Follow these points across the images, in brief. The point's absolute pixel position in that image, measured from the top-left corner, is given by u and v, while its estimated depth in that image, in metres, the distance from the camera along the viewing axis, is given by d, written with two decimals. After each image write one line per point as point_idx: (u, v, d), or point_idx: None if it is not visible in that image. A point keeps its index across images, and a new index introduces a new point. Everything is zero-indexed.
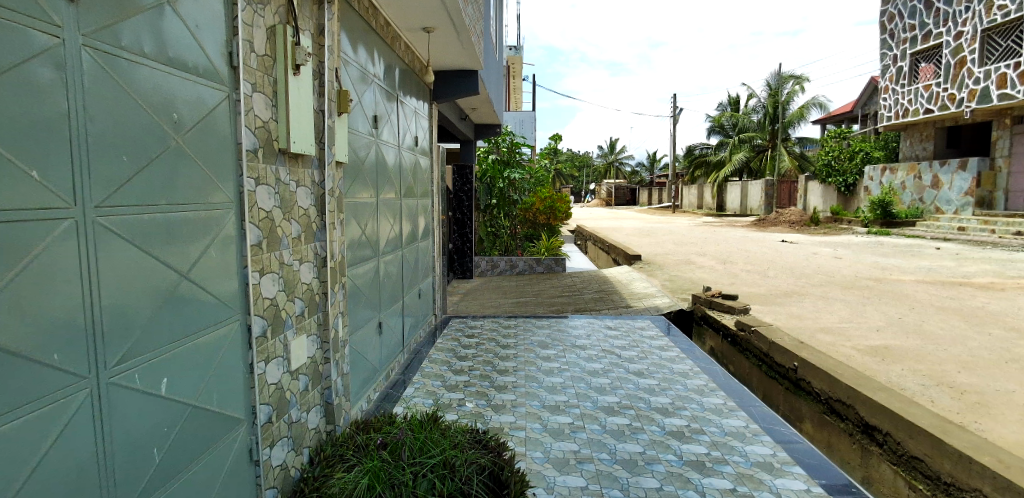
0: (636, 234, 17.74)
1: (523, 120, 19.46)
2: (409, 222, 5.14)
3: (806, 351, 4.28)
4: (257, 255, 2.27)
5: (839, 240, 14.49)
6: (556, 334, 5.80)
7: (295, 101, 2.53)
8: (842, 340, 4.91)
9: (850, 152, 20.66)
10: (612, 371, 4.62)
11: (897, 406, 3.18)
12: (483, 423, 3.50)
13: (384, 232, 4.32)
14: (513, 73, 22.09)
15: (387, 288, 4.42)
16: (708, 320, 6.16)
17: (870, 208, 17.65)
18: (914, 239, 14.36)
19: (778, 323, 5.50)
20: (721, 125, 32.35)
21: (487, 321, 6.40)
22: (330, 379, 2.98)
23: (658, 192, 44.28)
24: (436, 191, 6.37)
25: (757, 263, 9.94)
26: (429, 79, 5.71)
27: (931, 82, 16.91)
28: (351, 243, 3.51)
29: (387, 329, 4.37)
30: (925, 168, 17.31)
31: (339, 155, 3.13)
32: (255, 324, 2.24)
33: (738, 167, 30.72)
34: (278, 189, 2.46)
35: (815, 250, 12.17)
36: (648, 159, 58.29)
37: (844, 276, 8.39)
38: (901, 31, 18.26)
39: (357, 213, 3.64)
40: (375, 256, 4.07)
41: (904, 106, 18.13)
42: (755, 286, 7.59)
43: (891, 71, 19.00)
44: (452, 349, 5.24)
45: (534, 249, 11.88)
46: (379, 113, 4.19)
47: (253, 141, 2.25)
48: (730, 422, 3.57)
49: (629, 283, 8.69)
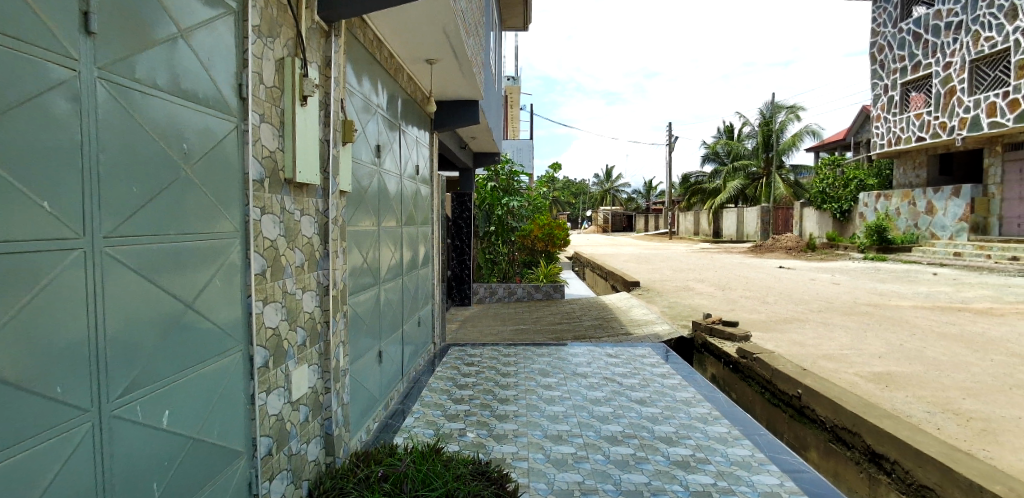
0: (634, 261, 17.78)
1: (521, 148, 19.69)
2: (409, 250, 5.16)
3: (809, 378, 4.25)
4: (260, 283, 2.27)
5: (836, 265, 14.53)
6: (556, 361, 5.75)
7: (301, 131, 2.57)
8: (844, 366, 4.89)
9: (844, 179, 20.89)
10: (614, 399, 4.57)
11: (904, 434, 3.15)
12: (485, 453, 3.45)
13: (385, 260, 4.33)
14: (511, 103, 22.46)
15: (387, 316, 4.40)
16: (709, 346, 6.12)
17: (866, 233, 17.76)
18: (911, 265, 14.41)
19: (780, 350, 5.48)
20: (716, 153, 32.78)
21: (487, 348, 6.36)
22: (330, 410, 2.93)
23: (654, 219, 44.54)
24: (436, 218, 6.40)
25: (756, 289, 9.94)
26: (431, 109, 5.79)
27: (922, 110, 17.21)
28: (353, 271, 3.50)
29: (387, 358, 4.33)
30: (918, 195, 17.48)
31: (343, 185, 3.16)
32: (257, 354, 2.22)
33: (734, 194, 30.99)
34: (283, 218, 2.47)
35: (813, 276, 12.20)
36: (644, 186, 58.82)
37: (843, 302, 8.39)
38: (891, 62, 18.68)
39: (359, 241, 3.65)
40: (376, 284, 4.07)
41: (896, 134, 18.41)
42: (754, 313, 7.59)
43: (882, 100, 19.37)
44: (451, 377, 5.18)
45: (533, 275, 11.87)
46: (382, 143, 4.25)
47: (259, 171, 2.28)
48: (735, 451, 3.52)
49: (628, 309, 8.67)
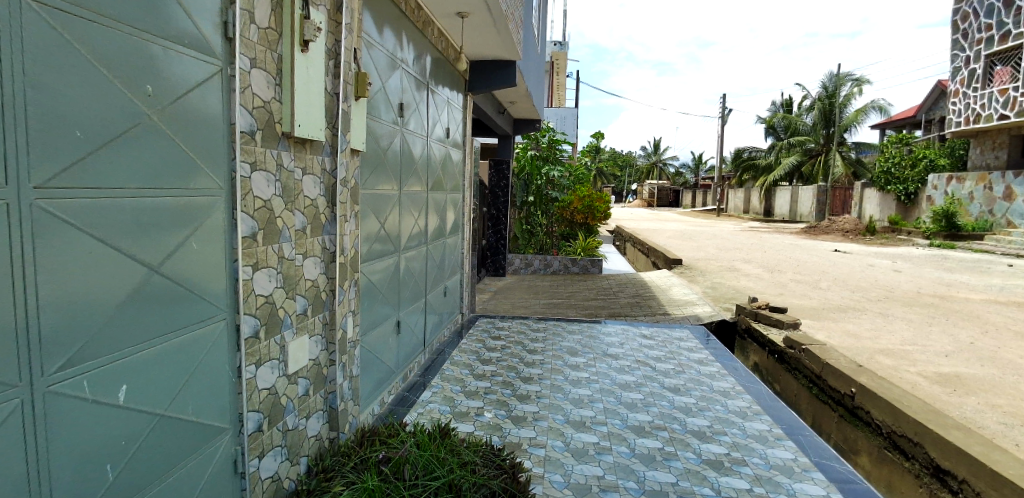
0: (678, 238, 17.12)
1: (565, 117, 19.02)
2: (436, 215, 4.91)
3: (865, 376, 3.82)
4: (250, 246, 2.08)
5: (897, 251, 13.53)
6: (587, 340, 5.47)
7: (300, 80, 2.32)
8: (905, 364, 4.41)
9: (912, 159, 19.33)
10: (645, 385, 4.26)
11: (978, 450, 2.73)
12: (500, 437, 3.24)
13: (408, 227, 4.09)
14: (557, 70, 21.79)
15: (409, 286, 4.20)
16: (753, 332, 5.71)
17: (933, 218, 16.48)
18: (981, 254, 13.28)
19: (832, 341, 5.02)
20: (772, 126, 30.98)
21: (516, 322, 6.13)
22: (335, 383, 2.76)
23: (702, 196, 43.03)
24: (468, 186, 6.13)
25: (807, 273, 9.32)
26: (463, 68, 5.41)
27: (1007, 86, 15.60)
28: (367, 237, 3.28)
29: (406, 329, 4.14)
30: (997, 178, 16.00)
31: (355, 143, 2.91)
32: (244, 324, 2.05)
33: (788, 171, 29.44)
34: (279, 176, 2.25)
35: (871, 261, 11.37)
36: (693, 160, 56.83)
37: (905, 292, 7.72)
38: (976, 31, 16.93)
39: (376, 205, 3.42)
40: (397, 251, 3.86)
41: (976, 111, 16.80)
42: (804, 298, 7.05)
43: (962, 74, 17.72)
44: (476, 351, 4.97)
45: (571, 249, 11.53)
46: (406, 103, 3.97)
47: (250, 121, 2.06)
48: (775, 452, 3.19)
49: (667, 289, 8.25)
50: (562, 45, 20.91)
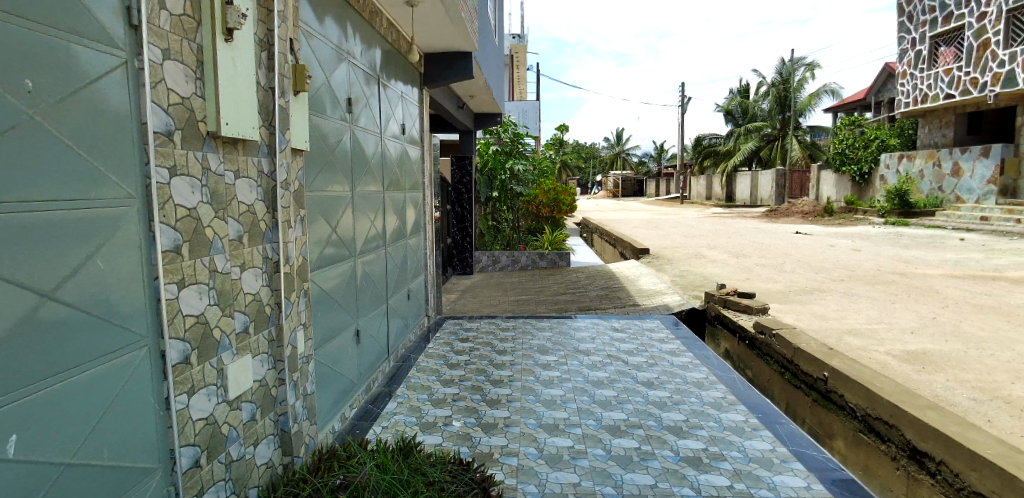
0: (644, 227, 17.20)
1: (527, 110, 18.84)
2: (395, 215, 4.68)
3: (837, 359, 3.80)
4: (173, 262, 1.85)
5: (855, 230, 13.87)
6: (558, 337, 5.34)
7: (225, 72, 2.08)
8: (874, 344, 4.43)
9: (865, 140, 19.94)
10: (618, 381, 4.16)
11: (953, 430, 2.70)
12: (470, 448, 3.07)
13: (364, 230, 3.85)
14: (516, 63, 21.57)
15: (368, 292, 3.97)
16: (723, 319, 5.68)
17: (886, 197, 17.02)
18: (934, 230, 13.74)
19: (801, 325, 5.01)
20: (731, 112, 31.48)
21: (484, 322, 5.94)
22: (285, 404, 2.55)
23: (665, 184, 43.56)
24: (427, 183, 5.90)
25: (772, 257, 9.42)
26: (415, 59, 5.11)
27: (952, 66, 16.18)
28: (316, 244, 3.04)
29: (367, 338, 3.91)
30: (945, 155, 16.58)
31: (297, 142, 2.67)
32: (171, 349, 1.84)
33: (748, 157, 30.02)
34: (207, 182, 2.03)
35: (832, 242, 11.61)
36: (655, 149, 57.55)
37: (866, 270, 7.87)
38: (920, 14, 17.50)
39: (326, 208, 3.18)
40: (353, 256, 3.62)
41: (923, 91, 17.38)
42: (771, 282, 7.08)
43: (909, 56, 18.31)
44: (443, 356, 4.77)
45: (538, 243, 11.38)
46: (356, 97, 3.72)
47: (168, 121, 1.83)
48: (753, 444, 3.12)
49: (636, 279, 8.19)
50: (520, 37, 20.70)
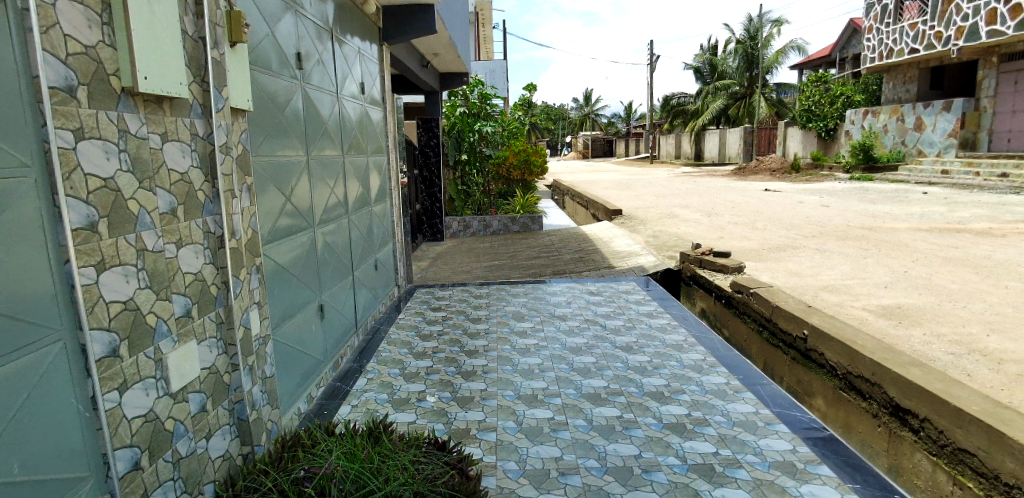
0: (615, 188, 17.07)
1: (494, 70, 18.22)
2: (357, 181, 4.38)
3: (816, 317, 3.76)
4: (88, 241, 1.58)
5: (822, 186, 14.04)
6: (533, 303, 5.20)
7: (139, 16, 1.75)
8: (849, 300, 4.42)
9: (831, 96, 20.07)
10: (596, 346, 4.05)
11: (938, 387, 2.67)
12: (445, 424, 2.92)
13: (324, 198, 3.56)
14: (481, 21, 20.80)
15: (332, 265, 3.71)
16: (699, 279, 5.62)
17: (851, 152, 17.24)
18: (897, 184, 14.01)
19: (777, 282, 4.98)
20: (700, 70, 31.23)
21: (457, 290, 5.75)
22: (241, 391, 2.33)
23: (634, 144, 43.48)
24: (392, 146, 5.56)
25: (743, 215, 9.42)
26: (372, 11, 4.72)
27: (917, 20, 16.25)
28: (268, 214, 2.76)
29: (333, 314, 3.68)
30: (908, 110, 16.76)
31: (237, 101, 2.35)
32: (93, 342, 1.59)
33: (716, 115, 30.04)
34: (125, 147, 1.73)
35: (800, 198, 11.70)
36: (624, 109, 57.18)
37: (837, 226, 7.92)
38: None
39: (278, 175, 2.88)
40: (312, 227, 3.35)
41: (889, 46, 17.45)
42: (744, 240, 7.06)
43: (875, 9, 18.27)
44: (415, 327, 4.58)
45: (509, 207, 11.13)
46: (307, 52, 3.36)
47: (70, 75, 1.53)
48: (736, 407, 3.05)
49: (609, 241, 8.08)
50: None
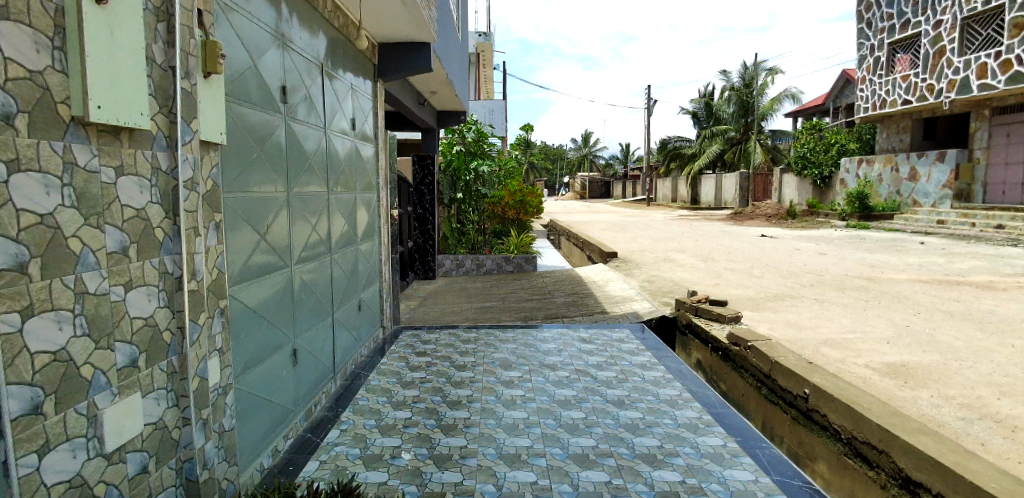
0: (611, 229, 17.04)
1: (493, 110, 18.40)
2: (344, 218, 4.24)
3: (818, 375, 3.57)
4: (14, 284, 1.41)
5: (819, 233, 14.00)
6: (522, 349, 4.99)
7: (96, 41, 1.62)
8: (851, 356, 4.24)
9: (825, 144, 20.40)
10: (586, 400, 3.83)
11: (952, 459, 2.47)
12: (418, 487, 2.68)
13: (305, 236, 3.41)
14: (482, 62, 21.18)
15: (311, 307, 3.52)
16: (695, 329, 5.44)
17: (847, 200, 17.32)
18: (894, 233, 13.99)
19: (775, 334, 4.80)
20: (696, 115, 31.77)
21: (444, 334, 5.54)
22: (191, 449, 2.11)
23: (632, 186, 43.83)
24: (383, 183, 5.46)
25: (740, 261, 9.30)
26: (364, 47, 4.66)
27: (909, 72, 16.60)
28: (239, 254, 2.60)
29: (308, 358, 3.47)
30: (902, 160, 16.98)
31: (208, 134, 2.22)
32: (10, 399, 1.39)
33: (712, 160, 30.39)
34: (70, 180, 1.58)
35: (797, 245, 11.64)
36: (622, 151, 58.05)
37: (835, 275, 7.80)
38: (878, 21, 17.89)
39: (253, 212, 2.73)
40: (289, 267, 3.18)
41: (882, 97, 17.77)
42: (741, 288, 6.91)
43: (867, 62, 18.70)
44: (397, 372, 4.35)
45: (504, 247, 10.99)
46: (293, 86, 3.26)
47: (8, 100, 1.39)
48: (734, 475, 2.83)
49: (604, 285, 7.91)
50: (487, 36, 20.29)
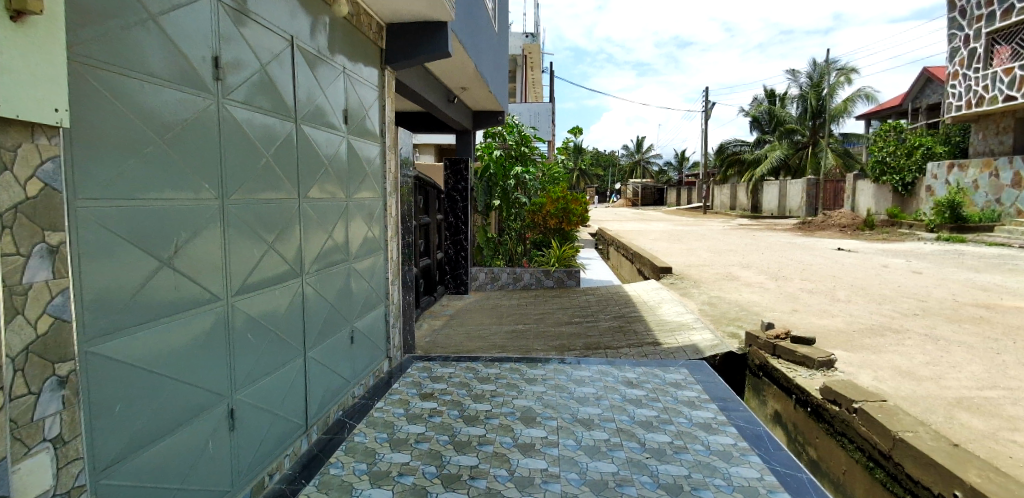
0: (664, 240, 15.76)
1: (538, 113, 17.41)
2: (328, 231, 3.41)
3: (974, 471, 2.44)
4: None
5: (906, 248, 12.28)
6: (551, 394, 3.98)
7: None
8: (1003, 428, 3.04)
9: (908, 148, 18.35)
10: (630, 483, 2.75)
11: None
12: None
13: (255, 258, 2.59)
14: (528, 64, 20.30)
15: (264, 350, 2.68)
16: (771, 372, 4.32)
17: (936, 209, 15.39)
18: (998, 248, 12.11)
19: (884, 389, 3.63)
20: (757, 119, 29.80)
21: (462, 367, 4.61)
22: None
23: (686, 193, 41.95)
24: (390, 190, 4.64)
25: (818, 280, 7.98)
26: (352, 16, 3.78)
27: (1013, 64, 14.54)
28: (110, 287, 1.77)
29: (256, 415, 2.63)
30: (1003, 165, 14.92)
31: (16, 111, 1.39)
32: None
33: (775, 165, 28.41)
34: None
35: (883, 261, 10.09)
36: (676, 157, 56.02)
37: (941, 302, 6.41)
38: (975, 8, 15.83)
39: (146, 227, 1.93)
40: (224, 300, 2.35)
41: (979, 93, 15.68)
42: (825, 317, 5.68)
43: (961, 54, 16.61)
44: (390, 424, 3.44)
45: (544, 259, 10.01)
46: (235, 61, 2.46)
47: None
48: None
49: (657, 307, 6.82)
50: (535, 36, 19.38)
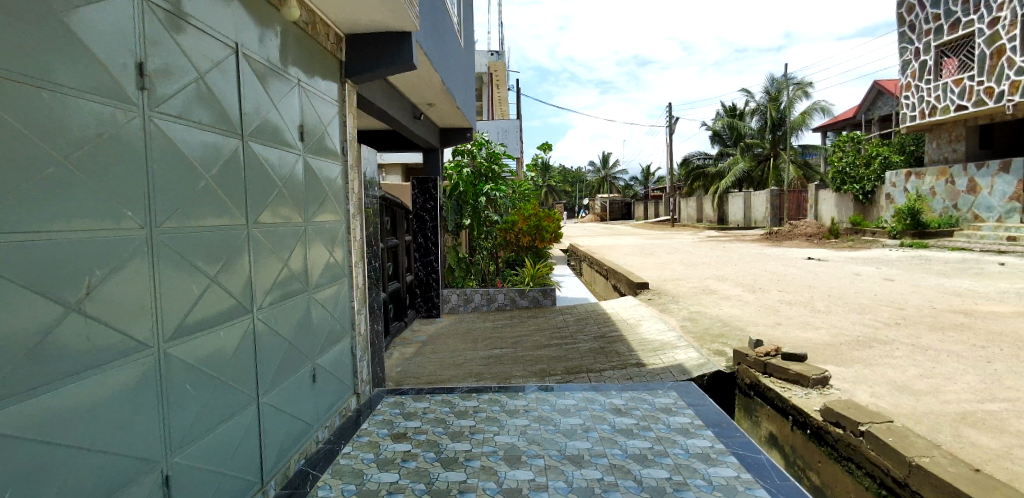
0: (637, 255, 15.70)
1: (506, 130, 17.27)
2: (283, 259, 3.06)
3: None
4: None
5: (873, 255, 12.48)
6: (535, 428, 3.66)
7: None
8: (1017, 446, 2.88)
9: (866, 157, 18.90)
10: None
11: None
12: None
13: (193, 295, 2.23)
14: (494, 82, 20.18)
15: (207, 401, 2.31)
16: (764, 393, 4.12)
17: (897, 217, 15.78)
18: (960, 253, 12.41)
19: (885, 407, 3.45)
20: (719, 133, 30.47)
21: (436, 401, 4.26)
22: None
23: (653, 207, 42.45)
24: (353, 211, 4.30)
25: (795, 292, 7.91)
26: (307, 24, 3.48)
27: (962, 76, 15.15)
28: None
29: (198, 478, 2.25)
30: (958, 172, 15.46)
31: None
32: None
33: (739, 178, 28.98)
34: None
35: (854, 269, 10.16)
36: (642, 172, 56.84)
37: (920, 310, 6.37)
38: (923, 22, 16.52)
39: (45, 267, 1.58)
40: (154, 348, 1.99)
41: (931, 103, 16.28)
42: (809, 330, 5.55)
43: (912, 67, 17.28)
44: (360, 473, 3.07)
45: (518, 278, 9.69)
46: (166, 69, 2.13)
47: None
48: None
49: (637, 325, 6.60)
50: (501, 54, 19.34)
